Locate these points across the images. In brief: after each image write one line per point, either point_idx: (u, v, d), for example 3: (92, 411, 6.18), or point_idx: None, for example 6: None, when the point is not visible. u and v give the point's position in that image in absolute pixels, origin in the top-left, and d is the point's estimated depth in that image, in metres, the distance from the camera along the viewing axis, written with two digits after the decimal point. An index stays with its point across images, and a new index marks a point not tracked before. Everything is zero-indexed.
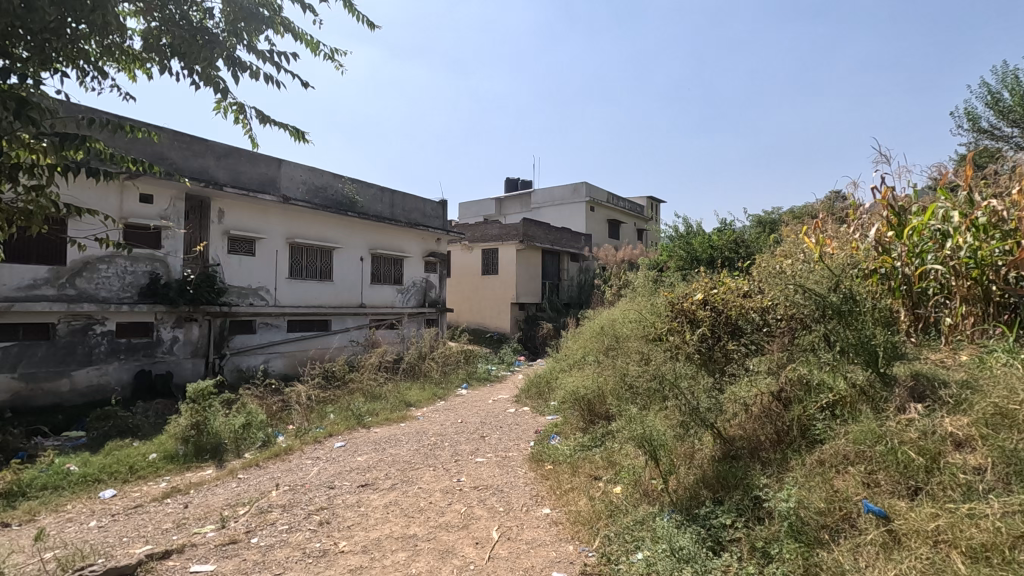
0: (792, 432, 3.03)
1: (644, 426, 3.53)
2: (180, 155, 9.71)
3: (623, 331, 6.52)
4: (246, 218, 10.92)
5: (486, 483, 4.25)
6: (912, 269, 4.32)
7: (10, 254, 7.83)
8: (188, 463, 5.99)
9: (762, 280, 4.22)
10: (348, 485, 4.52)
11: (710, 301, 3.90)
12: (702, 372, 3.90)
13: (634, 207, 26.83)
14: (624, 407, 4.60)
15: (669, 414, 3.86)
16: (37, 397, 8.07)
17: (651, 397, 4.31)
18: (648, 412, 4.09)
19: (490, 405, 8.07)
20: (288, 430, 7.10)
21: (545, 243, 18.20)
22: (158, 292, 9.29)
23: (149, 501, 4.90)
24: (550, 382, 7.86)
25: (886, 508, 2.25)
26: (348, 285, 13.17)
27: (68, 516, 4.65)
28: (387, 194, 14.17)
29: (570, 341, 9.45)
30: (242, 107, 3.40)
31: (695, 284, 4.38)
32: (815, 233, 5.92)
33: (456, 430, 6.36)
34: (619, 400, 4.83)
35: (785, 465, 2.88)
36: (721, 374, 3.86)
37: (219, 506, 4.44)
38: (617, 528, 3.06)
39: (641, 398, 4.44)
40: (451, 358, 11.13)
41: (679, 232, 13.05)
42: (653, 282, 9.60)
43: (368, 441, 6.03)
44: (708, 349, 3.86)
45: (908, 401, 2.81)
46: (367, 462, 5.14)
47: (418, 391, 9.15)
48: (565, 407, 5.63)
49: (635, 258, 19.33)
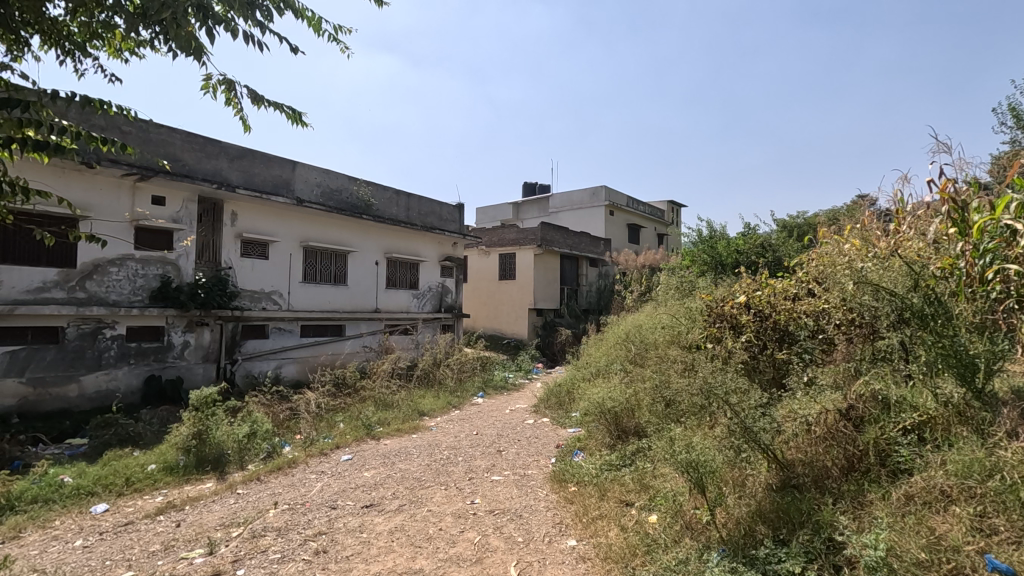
0: (869, 458, 2.56)
1: (687, 449, 3.02)
2: (193, 156, 9.54)
3: (652, 337, 6.07)
4: (258, 219, 10.68)
5: (503, 507, 3.80)
6: (977, 271, 3.44)
7: (17, 256, 7.68)
8: (188, 475, 5.66)
9: (816, 288, 3.97)
10: (351, 505, 4.12)
11: (752, 305, 4.03)
12: (754, 386, 3.49)
13: (654, 212, 26.17)
14: (661, 424, 4.16)
15: (715, 432, 3.31)
16: (44, 402, 7.86)
17: (690, 414, 3.85)
18: (689, 432, 3.59)
19: (507, 415, 7.62)
20: (295, 440, 6.74)
21: (564, 248, 17.77)
22: (169, 296, 9.05)
23: (141, 518, 4.57)
24: (571, 391, 7.39)
25: (1016, 566, 1.78)
26: (363, 289, 12.84)
27: (55, 534, 4.34)
28: (403, 197, 13.88)
29: (591, 348, 9.01)
30: (231, 85, 3.15)
31: (738, 285, 4.56)
32: (862, 232, 5.41)
33: (470, 443, 5.93)
34: (652, 419, 4.33)
35: (864, 500, 2.39)
36: (773, 383, 3.76)
37: (212, 526, 4.09)
38: (657, 569, 2.58)
39: (681, 415, 3.95)
40: (467, 364, 10.73)
41: (702, 236, 12.55)
42: (679, 285, 9.08)
43: (377, 454, 5.63)
44: (754, 358, 3.84)
45: (1020, 424, 2.30)
46: (375, 479, 4.74)
47: (432, 400, 8.73)
48: (589, 420, 5.16)
49: (657, 263, 18.80)
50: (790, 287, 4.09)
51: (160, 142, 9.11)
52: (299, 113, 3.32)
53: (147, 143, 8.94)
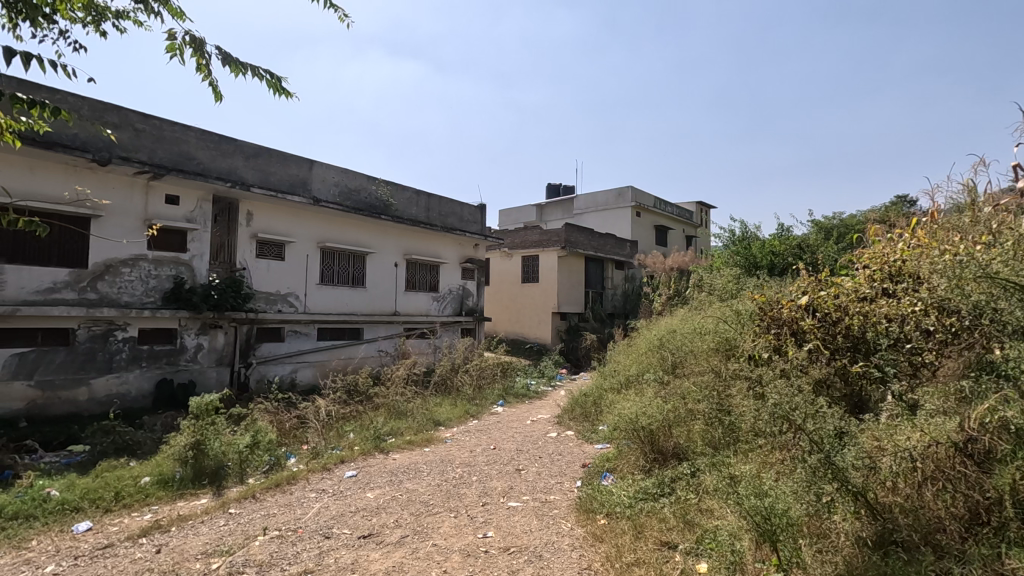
0: (1004, 509, 1.96)
1: (754, 491, 2.47)
2: (208, 155, 9.27)
3: (691, 344, 5.46)
4: (274, 219, 10.36)
5: (520, 544, 3.23)
6: None
7: (28, 256, 7.43)
8: (183, 490, 5.22)
9: (896, 291, 3.41)
10: (348, 535, 3.61)
11: (815, 306, 3.62)
12: (833, 407, 2.91)
13: (683, 213, 25.31)
14: (714, 453, 3.60)
15: (788, 463, 2.73)
16: (53, 405, 7.59)
17: (752, 440, 3.28)
18: (753, 466, 3.01)
19: (528, 427, 7.04)
20: (302, 452, 6.32)
21: (589, 250, 17.15)
22: (181, 297, 8.74)
23: (122, 540, 4.14)
24: (598, 401, 6.78)
25: None
26: (382, 292, 12.45)
27: (27, 557, 3.93)
28: (423, 197, 13.43)
29: (620, 354, 8.38)
30: (200, 48, 2.80)
31: (795, 284, 4.15)
32: (928, 225, 4.76)
33: (487, 459, 5.37)
34: (703, 444, 3.75)
35: (1003, 569, 1.81)
36: (854, 405, 3.21)
37: (193, 555, 3.63)
38: None
39: (744, 442, 3.39)
40: (486, 371, 10.17)
41: (735, 236, 11.82)
42: (713, 288, 8.40)
43: (384, 471, 5.12)
44: (832, 374, 3.30)
45: None
46: (378, 501, 4.23)
47: (448, 409, 8.22)
48: (619, 437, 4.57)
49: (688, 264, 17.95)
50: (862, 286, 3.55)
51: (173, 140, 8.82)
52: (279, 81, 3.16)
53: (160, 141, 8.65)
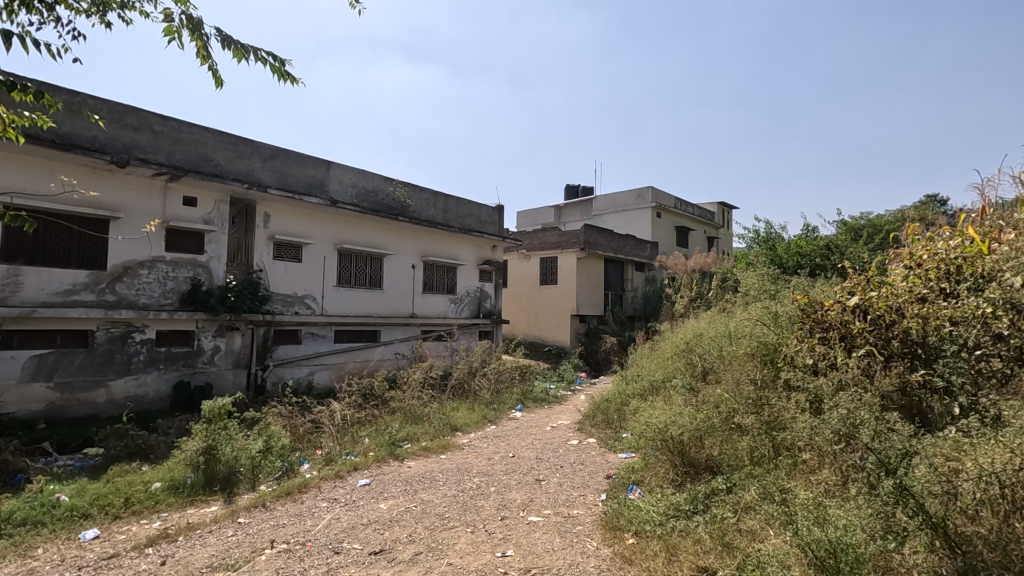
0: None
1: (819, 518, 2.30)
2: (226, 156, 9.21)
3: (722, 349, 5.16)
4: (294, 221, 10.31)
5: (541, 565, 2.98)
6: None
7: (46, 257, 7.41)
8: (195, 496, 5.08)
9: (954, 290, 3.23)
10: (358, 551, 3.39)
11: (867, 306, 3.47)
12: (899, 421, 2.73)
13: (705, 214, 24.81)
14: (756, 466, 3.37)
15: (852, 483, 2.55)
16: (72, 407, 7.56)
17: (802, 453, 3.06)
18: (805, 483, 2.78)
19: (547, 433, 6.78)
20: (315, 457, 6.17)
21: (609, 252, 16.82)
22: (199, 300, 8.68)
23: (128, 549, 3.98)
24: (621, 408, 6.50)
25: None
26: (400, 293, 12.32)
27: (31, 567, 3.79)
28: (441, 198, 13.27)
29: (643, 358, 8.06)
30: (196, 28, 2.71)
31: (837, 285, 4.04)
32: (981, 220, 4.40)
33: (505, 468, 5.12)
34: (744, 458, 3.50)
35: None
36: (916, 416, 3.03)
37: (196, 568, 3.46)
38: None
39: (793, 454, 3.19)
40: (504, 374, 9.96)
41: (760, 236, 11.42)
42: (740, 289, 8.02)
43: (398, 480, 4.92)
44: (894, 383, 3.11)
45: None
46: (390, 513, 4.02)
47: (465, 414, 8.00)
48: (645, 446, 4.30)
49: (710, 266, 17.49)
50: (916, 284, 3.37)
51: (191, 141, 8.78)
52: (282, 65, 3.06)
53: (178, 143, 8.61)
